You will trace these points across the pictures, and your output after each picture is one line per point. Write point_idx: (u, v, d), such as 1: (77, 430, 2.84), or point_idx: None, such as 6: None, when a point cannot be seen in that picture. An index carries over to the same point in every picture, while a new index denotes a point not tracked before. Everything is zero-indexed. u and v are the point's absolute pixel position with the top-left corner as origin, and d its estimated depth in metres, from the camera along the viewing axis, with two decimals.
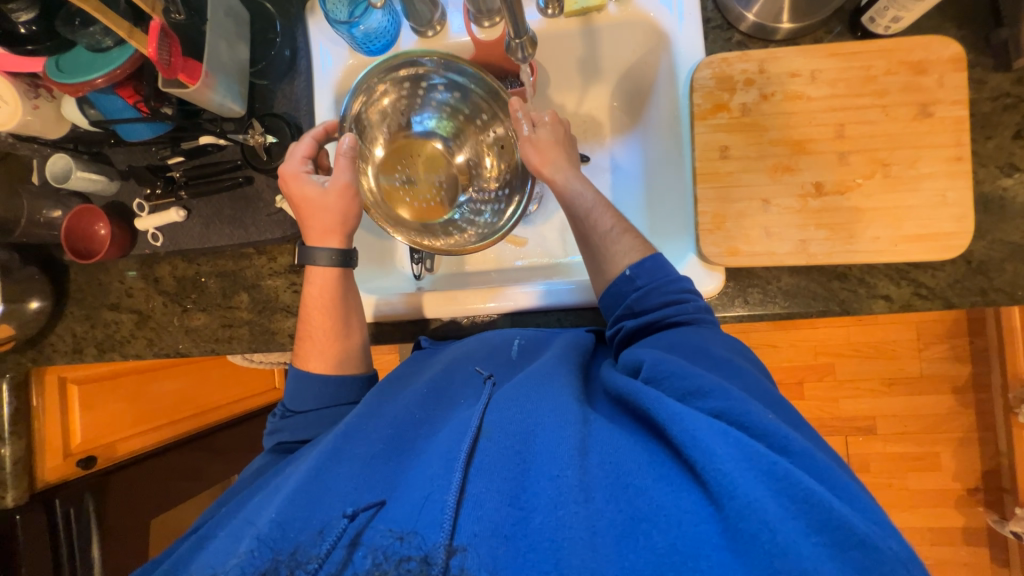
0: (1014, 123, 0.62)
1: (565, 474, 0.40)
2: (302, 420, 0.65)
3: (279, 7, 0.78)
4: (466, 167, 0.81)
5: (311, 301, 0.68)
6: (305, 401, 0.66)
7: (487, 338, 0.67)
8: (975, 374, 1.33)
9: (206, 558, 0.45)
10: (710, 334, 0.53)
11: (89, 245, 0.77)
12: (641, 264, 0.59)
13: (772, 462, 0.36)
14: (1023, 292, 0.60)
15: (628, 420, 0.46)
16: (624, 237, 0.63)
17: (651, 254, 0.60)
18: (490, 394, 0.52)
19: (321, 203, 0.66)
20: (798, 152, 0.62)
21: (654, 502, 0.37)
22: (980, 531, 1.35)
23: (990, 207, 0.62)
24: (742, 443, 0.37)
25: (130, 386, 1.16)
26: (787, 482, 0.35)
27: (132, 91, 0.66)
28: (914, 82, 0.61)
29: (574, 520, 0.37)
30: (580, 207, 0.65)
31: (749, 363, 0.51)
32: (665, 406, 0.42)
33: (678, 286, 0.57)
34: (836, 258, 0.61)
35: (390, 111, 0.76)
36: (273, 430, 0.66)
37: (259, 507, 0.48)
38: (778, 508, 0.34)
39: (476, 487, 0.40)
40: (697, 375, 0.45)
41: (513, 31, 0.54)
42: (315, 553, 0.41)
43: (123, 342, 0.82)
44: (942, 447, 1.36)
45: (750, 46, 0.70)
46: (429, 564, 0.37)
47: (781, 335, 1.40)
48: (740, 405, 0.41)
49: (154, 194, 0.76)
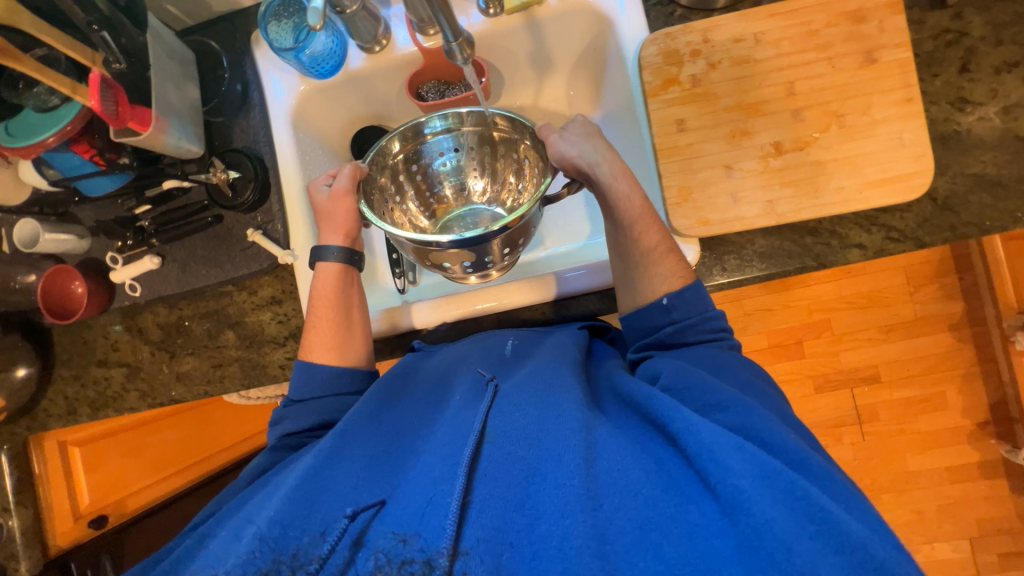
0: (959, 58, 0.63)
1: (572, 482, 0.40)
2: (304, 409, 0.64)
3: (224, 44, 0.78)
4: (491, 195, 0.80)
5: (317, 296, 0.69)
6: (309, 389, 0.65)
7: (480, 342, 0.66)
8: (968, 309, 1.35)
9: (203, 560, 0.44)
10: (737, 362, 0.53)
11: (67, 304, 0.77)
12: (679, 294, 0.57)
13: (789, 480, 0.37)
14: (992, 222, 0.61)
15: (639, 426, 0.46)
16: (667, 258, 0.60)
17: (692, 283, 0.58)
18: (493, 394, 0.51)
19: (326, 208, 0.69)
20: (753, 115, 0.63)
21: (664, 512, 0.37)
22: (996, 463, 1.36)
23: (947, 142, 0.62)
24: (758, 462, 0.38)
25: (134, 440, 1.16)
26: (803, 502, 0.36)
27: (87, 145, 0.66)
28: (855, 31, 0.62)
29: (579, 529, 0.37)
30: (625, 212, 0.61)
31: (764, 385, 0.52)
32: (680, 418, 0.42)
33: (714, 324, 0.57)
34: (805, 214, 0.61)
35: (402, 199, 0.77)
36: (277, 421, 0.65)
37: (255, 509, 0.48)
38: (796, 528, 0.35)
39: (480, 495, 0.41)
40: (718, 392, 0.46)
41: (449, 34, 0.54)
42: (316, 554, 0.41)
43: (116, 398, 0.82)
44: (947, 386, 1.37)
45: (693, 18, 0.70)
46: (431, 566, 0.37)
47: (773, 298, 1.41)
48: (754, 421, 0.43)
49: (125, 245, 0.75)
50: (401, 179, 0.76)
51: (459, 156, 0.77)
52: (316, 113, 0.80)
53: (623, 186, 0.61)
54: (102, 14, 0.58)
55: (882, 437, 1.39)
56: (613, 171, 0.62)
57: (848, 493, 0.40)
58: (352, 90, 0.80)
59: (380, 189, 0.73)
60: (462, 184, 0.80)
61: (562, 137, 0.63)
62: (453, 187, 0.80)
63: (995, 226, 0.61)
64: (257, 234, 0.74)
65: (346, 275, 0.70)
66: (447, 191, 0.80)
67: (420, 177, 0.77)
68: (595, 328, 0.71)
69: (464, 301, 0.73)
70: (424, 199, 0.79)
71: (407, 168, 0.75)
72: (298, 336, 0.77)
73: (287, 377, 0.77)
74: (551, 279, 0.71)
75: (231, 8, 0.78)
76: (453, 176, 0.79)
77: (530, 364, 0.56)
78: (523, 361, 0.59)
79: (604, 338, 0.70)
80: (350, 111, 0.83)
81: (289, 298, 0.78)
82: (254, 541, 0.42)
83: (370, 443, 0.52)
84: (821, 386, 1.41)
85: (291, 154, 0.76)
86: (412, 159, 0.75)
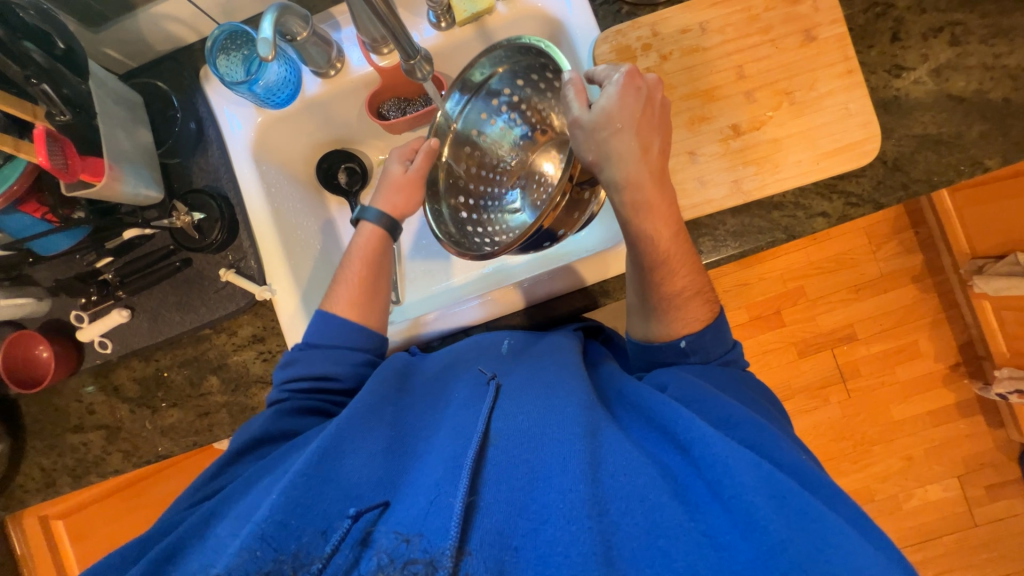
0: (889, 28, 0.67)
1: (579, 487, 0.40)
2: (322, 355, 0.63)
3: (172, 83, 0.76)
4: (529, 140, 0.73)
5: (357, 252, 0.69)
6: (329, 336, 0.64)
7: (477, 341, 0.65)
8: (927, 260, 1.42)
9: (193, 560, 0.43)
10: (747, 389, 0.55)
11: (32, 372, 0.73)
12: (699, 336, 0.58)
13: (804, 501, 0.37)
14: (939, 178, 0.65)
15: (650, 437, 0.47)
16: (690, 302, 0.59)
17: (713, 324, 0.59)
18: (495, 395, 0.51)
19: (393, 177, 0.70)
20: (708, 101, 0.65)
21: (675, 518, 0.38)
22: (971, 401, 1.43)
23: (889, 108, 0.66)
24: (772, 479, 0.39)
25: (123, 502, 1.07)
26: (819, 524, 0.36)
27: (36, 204, 0.63)
28: (792, 13, 0.65)
29: (586, 535, 0.37)
30: (647, 253, 0.59)
31: (771, 409, 0.55)
32: (693, 429, 0.43)
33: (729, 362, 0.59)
34: (768, 190, 0.64)
35: (483, 222, 0.73)
36: (289, 361, 0.63)
37: (253, 503, 0.46)
38: (809, 548, 0.35)
39: (488, 497, 0.42)
40: (726, 408, 0.48)
41: (405, 51, 0.54)
42: (318, 554, 0.40)
43: (98, 462, 0.78)
44: (919, 335, 1.44)
45: (639, 13, 0.72)
46: (435, 567, 0.37)
47: (748, 272, 1.46)
48: (760, 438, 0.45)
49: (89, 301, 0.72)
50: (464, 208, 0.74)
51: (495, 130, 0.73)
52: (276, 144, 0.79)
53: (648, 224, 0.57)
54: (40, 66, 0.55)
55: (866, 391, 1.45)
56: (636, 203, 0.57)
57: (856, 513, 0.41)
58: (312, 116, 0.79)
59: (460, 229, 0.72)
60: (511, 156, 0.73)
61: (586, 131, 0.58)
62: (503, 163, 0.74)
63: (941, 181, 0.64)
64: (230, 273, 0.71)
65: (385, 239, 0.70)
66: (507, 177, 0.74)
67: (482, 194, 0.74)
68: (589, 329, 0.72)
69: (445, 313, 0.73)
70: (500, 204, 0.73)
71: (459, 185, 0.74)
72: None
73: None
74: (537, 282, 0.71)
75: (175, 45, 0.76)
76: (494, 150, 0.74)
77: (532, 362, 0.57)
78: (526, 358, 0.58)
79: (597, 338, 0.72)
80: (311, 137, 0.82)
81: (271, 335, 0.76)
82: (251, 538, 0.40)
83: (377, 436, 0.51)
84: (804, 351, 1.46)
85: (256, 187, 0.74)
86: (461, 184, 0.74)
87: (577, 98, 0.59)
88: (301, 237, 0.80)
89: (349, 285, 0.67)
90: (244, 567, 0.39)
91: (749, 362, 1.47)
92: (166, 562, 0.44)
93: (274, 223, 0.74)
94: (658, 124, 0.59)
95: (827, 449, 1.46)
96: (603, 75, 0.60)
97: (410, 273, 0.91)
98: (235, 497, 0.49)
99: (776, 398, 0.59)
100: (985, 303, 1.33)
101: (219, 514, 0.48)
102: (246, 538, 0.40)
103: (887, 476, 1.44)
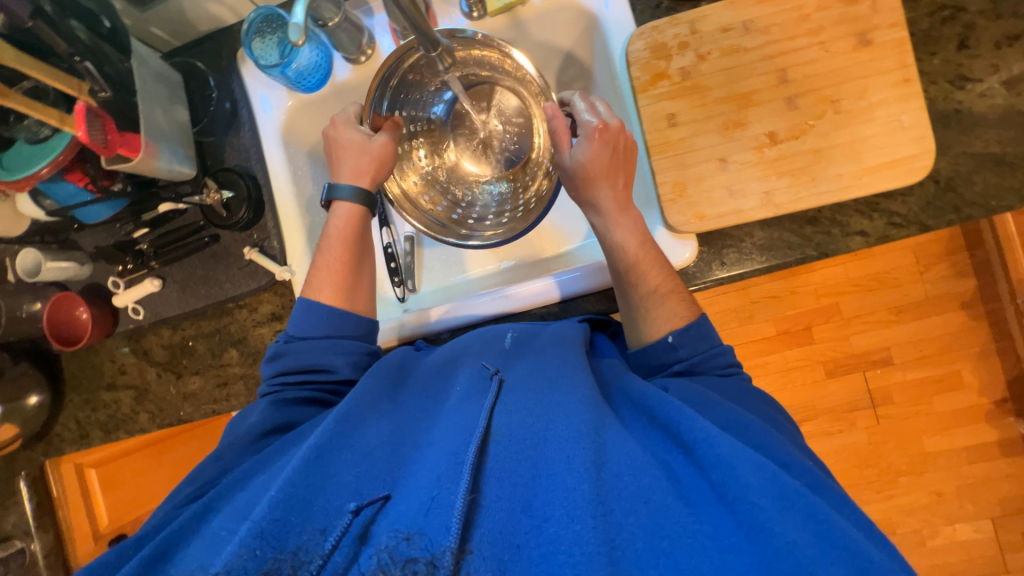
0: (957, 34, 0.61)
1: (581, 487, 0.39)
2: (305, 345, 0.64)
3: (211, 63, 0.78)
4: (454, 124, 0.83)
5: (334, 234, 0.70)
6: (309, 326, 0.65)
7: (482, 334, 0.65)
8: (980, 286, 1.32)
9: (200, 551, 0.44)
10: (751, 394, 0.53)
11: (73, 331, 0.77)
12: (687, 331, 0.56)
13: (811, 504, 0.37)
14: (997, 202, 0.59)
15: (652, 434, 0.46)
16: (668, 300, 0.59)
17: (697, 318, 0.57)
18: (497, 390, 0.50)
19: (361, 149, 0.71)
20: (745, 106, 0.61)
21: (678, 522, 0.37)
22: (1016, 441, 1.33)
23: (947, 122, 0.60)
24: (778, 482, 0.38)
25: (150, 459, 1.18)
26: (826, 525, 0.36)
27: (80, 173, 0.66)
28: (847, 14, 0.60)
29: (588, 535, 0.37)
30: (620, 261, 0.62)
31: (778, 415, 0.53)
32: (696, 428, 0.42)
33: (723, 358, 0.56)
34: (802, 204, 0.60)
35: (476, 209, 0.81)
36: (275, 355, 0.65)
37: (254, 499, 0.47)
38: (818, 552, 0.34)
39: (489, 496, 0.42)
40: (730, 415, 0.47)
41: (426, 44, 0.54)
42: (317, 552, 0.42)
43: (127, 420, 0.83)
44: (963, 365, 1.34)
45: (679, 9, 0.68)
46: (435, 566, 0.38)
47: (780, 284, 1.39)
48: (763, 441, 0.44)
49: (126, 269, 0.76)
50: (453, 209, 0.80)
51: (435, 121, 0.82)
52: (305, 128, 0.80)
53: (618, 238, 0.62)
54: (84, 44, 0.57)
55: (897, 419, 1.37)
56: (606, 224, 0.63)
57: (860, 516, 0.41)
58: (341, 102, 0.80)
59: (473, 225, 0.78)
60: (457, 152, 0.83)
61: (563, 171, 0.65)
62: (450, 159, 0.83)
63: (1000, 205, 0.59)
64: (254, 252, 0.74)
65: (364, 216, 0.71)
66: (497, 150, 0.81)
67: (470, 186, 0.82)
68: (596, 322, 0.69)
69: (461, 307, 0.74)
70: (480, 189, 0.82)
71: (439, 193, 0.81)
72: None
73: None
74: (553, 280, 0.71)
75: (215, 26, 0.78)
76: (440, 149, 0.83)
77: (533, 358, 0.56)
78: (528, 353, 0.58)
79: (605, 333, 0.69)
80: None
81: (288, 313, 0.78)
82: (251, 536, 0.41)
83: (375, 430, 0.52)
84: (832, 371, 1.39)
85: (282, 169, 0.76)
86: (440, 195, 0.81)
87: (562, 144, 0.64)
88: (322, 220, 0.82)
89: (330, 271, 0.68)
90: (243, 565, 0.39)
91: (772, 378, 1.41)
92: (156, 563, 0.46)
93: (298, 207, 0.76)
94: (626, 168, 0.63)
95: (848, 475, 1.39)
96: (580, 119, 0.64)
97: (428, 261, 0.89)
98: (235, 491, 0.52)
99: (784, 408, 0.56)
100: None
101: (213, 510, 0.50)
102: (245, 536, 0.41)
103: (912, 510, 1.37)
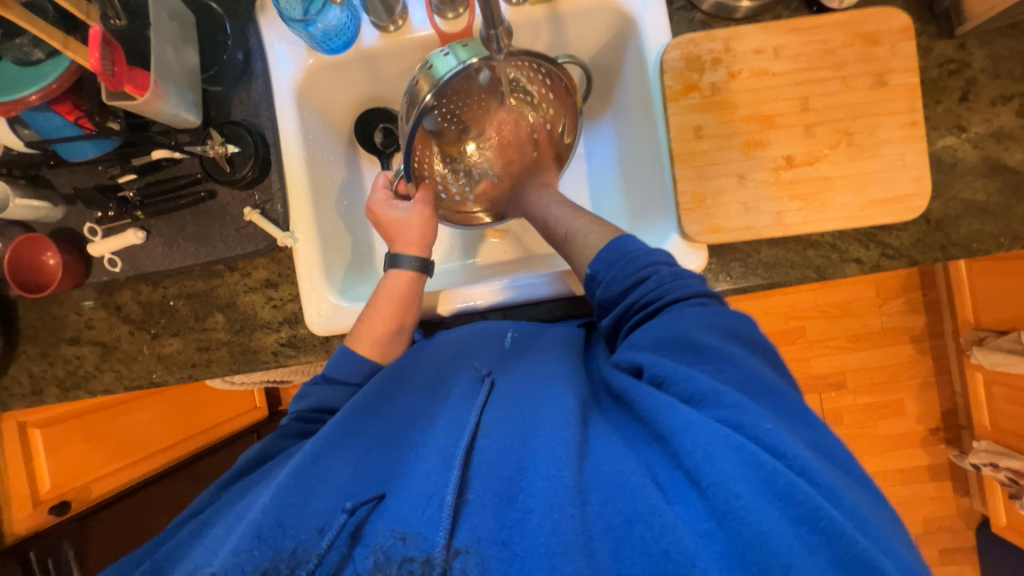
0: (960, 87, 0.65)
1: (562, 474, 0.39)
2: (343, 390, 0.62)
3: (224, 5, 0.73)
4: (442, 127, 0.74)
5: (383, 294, 0.68)
6: (350, 371, 0.63)
7: (479, 328, 0.65)
8: (928, 322, 1.44)
9: (197, 556, 0.42)
10: (687, 313, 0.49)
11: (39, 277, 0.71)
12: (598, 260, 0.56)
13: (789, 484, 0.34)
14: (977, 245, 0.65)
15: (631, 424, 0.45)
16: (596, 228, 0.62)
17: (614, 239, 0.57)
18: (487, 395, 0.51)
19: (404, 224, 0.72)
20: (768, 127, 0.64)
21: (651, 501, 0.37)
22: (943, 465, 1.47)
23: (943, 166, 0.65)
24: (760, 466, 0.36)
25: (99, 424, 1.12)
26: (806, 510, 0.33)
27: (70, 106, 0.61)
28: (868, 53, 0.63)
29: (565, 523, 0.37)
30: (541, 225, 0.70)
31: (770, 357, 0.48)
32: (675, 414, 0.40)
33: (636, 265, 0.54)
34: (810, 227, 0.63)
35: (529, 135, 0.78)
36: (303, 395, 0.63)
37: (252, 501, 0.46)
38: (794, 540, 0.33)
39: (475, 490, 0.42)
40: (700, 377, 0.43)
41: (487, 21, 0.52)
42: (314, 552, 0.41)
43: (88, 378, 0.76)
44: (906, 394, 1.46)
45: (713, 26, 0.70)
46: (430, 564, 0.38)
47: (755, 304, 1.45)
48: (745, 416, 0.39)
49: (105, 216, 0.70)
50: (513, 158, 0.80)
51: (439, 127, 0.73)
52: (321, 91, 0.77)
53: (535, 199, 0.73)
54: None
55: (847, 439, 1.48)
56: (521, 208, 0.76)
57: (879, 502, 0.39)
58: (363, 69, 0.77)
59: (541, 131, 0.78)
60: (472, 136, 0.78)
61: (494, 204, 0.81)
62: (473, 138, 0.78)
63: (979, 249, 0.65)
64: (254, 214, 0.70)
65: (416, 279, 0.70)
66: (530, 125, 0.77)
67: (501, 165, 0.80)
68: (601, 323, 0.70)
69: (472, 295, 0.72)
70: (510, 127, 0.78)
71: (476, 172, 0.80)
72: (294, 322, 0.74)
73: (279, 364, 0.74)
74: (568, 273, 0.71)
75: None
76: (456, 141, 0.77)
77: (530, 359, 0.56)
78: (525, 355, 0.58)
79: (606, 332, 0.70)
80: (358, 91, 0.81)
81: (285, 283, 0.74)
82: (250, 537, 0.40)
83: (367, 434, 0.51)
84: None
85: (293, 130, 0.73)
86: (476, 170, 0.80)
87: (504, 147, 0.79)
88: (330, 190, 0.79)
89: (370, 321, 0.66)
90: (240, 566, 0.39)
91: None
92: (165, 564, 0.44)
93: (307, 172, 0.74)
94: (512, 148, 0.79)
95: None
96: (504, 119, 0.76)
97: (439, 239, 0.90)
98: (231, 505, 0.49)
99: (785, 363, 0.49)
100: (977, 374, 1.35)
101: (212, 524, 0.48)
102: (244, 536, 0.41)
103: None
